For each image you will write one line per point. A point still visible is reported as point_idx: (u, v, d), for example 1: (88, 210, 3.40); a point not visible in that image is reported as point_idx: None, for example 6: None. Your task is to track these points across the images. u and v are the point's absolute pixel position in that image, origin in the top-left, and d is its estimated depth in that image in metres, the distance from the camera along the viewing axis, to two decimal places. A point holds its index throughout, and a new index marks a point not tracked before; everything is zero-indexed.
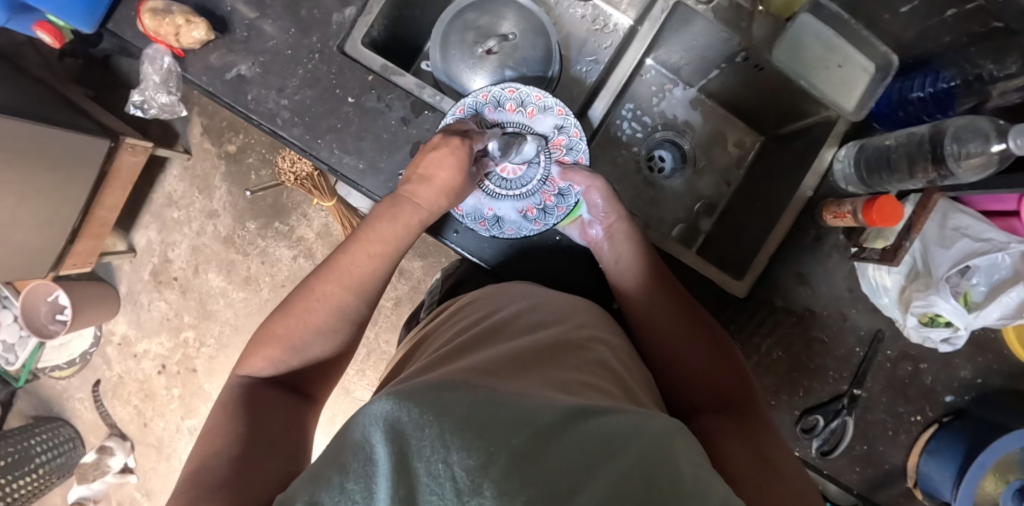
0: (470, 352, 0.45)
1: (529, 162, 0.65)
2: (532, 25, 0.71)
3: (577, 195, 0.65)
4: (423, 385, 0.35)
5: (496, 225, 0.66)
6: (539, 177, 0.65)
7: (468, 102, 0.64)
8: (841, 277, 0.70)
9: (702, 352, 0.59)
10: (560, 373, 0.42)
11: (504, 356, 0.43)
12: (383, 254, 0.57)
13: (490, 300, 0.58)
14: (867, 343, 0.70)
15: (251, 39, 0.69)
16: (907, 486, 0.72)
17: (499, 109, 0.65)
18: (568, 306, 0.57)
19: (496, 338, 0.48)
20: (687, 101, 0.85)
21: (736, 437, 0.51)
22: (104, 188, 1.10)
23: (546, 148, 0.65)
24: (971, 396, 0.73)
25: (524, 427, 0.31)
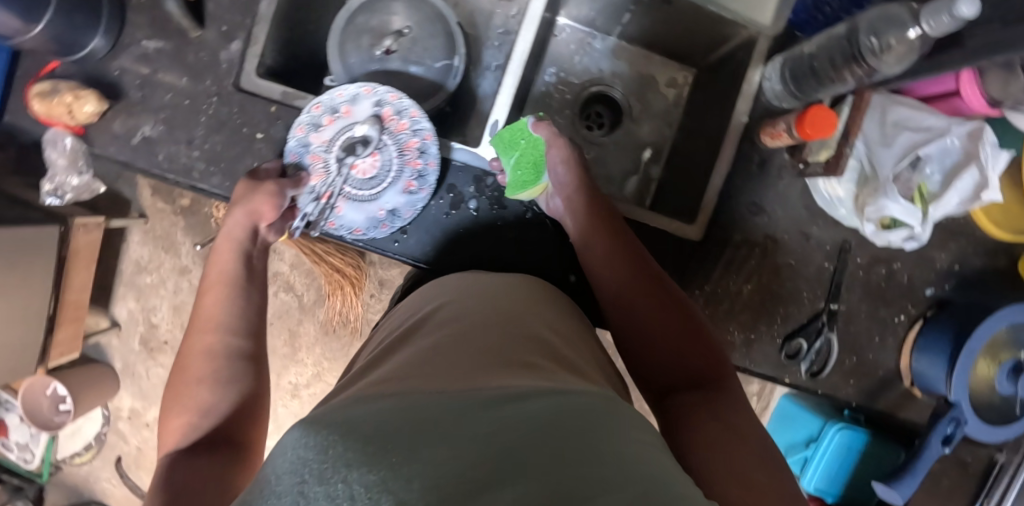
0: (400, 361, 0.45)
1: (379, 149, 0.63)
2: (424, 15, 0.68)
3: (436, 145, 0.63)
4: (336, 416, 0.34)
5: (396, 217, 0.63)
6: (395, 152, 0.63)
7: (293, 144, 0.62)
8: (795, 197, 0.68)
9: (661, 315, 0.56)
10: (487, 365, 0.42)
11: (431, 360, 0.43)
12: (228, 284, 0.56)
13: (428, 300, 0.57)
14: (834, 256, 0.69)
15: (148, 97, 0.67)
16: (906, 387, 0.73)
17: (320, 129, 0.63)
18: (507, 297, 0.55)
19: (428, 340, 0.48)
20: (609, 51, 0.81)
21: (705, 400, 0.49)
22: (67, 273, 1.09)
23: (384, 127, 0.63)
24: (951, 285, 0.73)
25: (436, 438, 0.31)
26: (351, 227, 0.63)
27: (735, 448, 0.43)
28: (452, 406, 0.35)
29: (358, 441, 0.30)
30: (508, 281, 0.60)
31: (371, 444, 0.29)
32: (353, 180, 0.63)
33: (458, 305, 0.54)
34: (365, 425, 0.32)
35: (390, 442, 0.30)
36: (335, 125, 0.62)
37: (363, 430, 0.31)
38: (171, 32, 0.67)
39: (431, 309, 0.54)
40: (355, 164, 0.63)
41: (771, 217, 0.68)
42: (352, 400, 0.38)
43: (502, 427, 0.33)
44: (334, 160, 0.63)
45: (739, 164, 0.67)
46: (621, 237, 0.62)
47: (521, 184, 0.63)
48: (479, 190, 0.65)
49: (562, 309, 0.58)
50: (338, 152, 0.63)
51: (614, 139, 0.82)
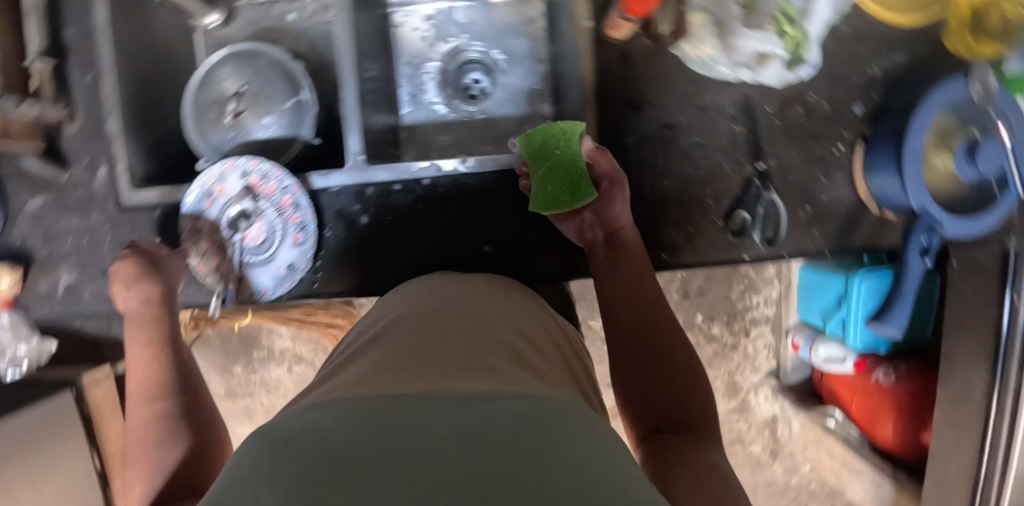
0: (381, 356, 0.43)
1: (260, 215, 0.65)
2: (254, 66, 0.69)
3: (306, 194, 0.64)
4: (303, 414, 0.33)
5: (295, 271, 0.65)
6: (273, 213, 0.64)
7: (185, 233, 0.65)
8: (674, 76, 0.64)
9: (653, 349, 0.56)
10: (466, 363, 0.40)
11: (409, 359, 0.41)
12: (159, 353, 0.59)
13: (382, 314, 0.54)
14: (741, 117, 0.65)
15: (53, 251, 0.70)
16: (877, 214, 0.69)
17: (204, 214, 0.65)
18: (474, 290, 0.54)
19: (408, 332, 0.46)
20: (453, 16, 0.79)
21: (691, 449, 0.47)
22: (98, 428, 1.15)
23: (258, 194, 0.64)
24: (881, 92, 0.67)
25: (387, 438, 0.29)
26: (260, 290, 0.65)
27: (704, 477, 0.42)
28: (416, 400, 0.33)
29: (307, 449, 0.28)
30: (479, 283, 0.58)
31: (318, 451, 0.28)
32: (246, 250, 0.65)
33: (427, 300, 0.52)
34: (323, 428, 0.31)
35: (340, 447, 0.28)
36: (214, 206, 0.65)
37: (315, 437, 0.30)
38: (46, 183, 0.69)
39: (398, 308, 0.52)
40: (243, 236, 0.65)
41: (659, 106, 0.64)
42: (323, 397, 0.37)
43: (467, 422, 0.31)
44: (225, 239, 0.65)
45: (605, 69, 0.64)
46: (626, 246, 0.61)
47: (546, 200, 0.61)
48: (363, 204, 0.65)
49: (531, 316, 0.56)
50: (226, 229, 0.65)
51: (497, 97, 0.79)
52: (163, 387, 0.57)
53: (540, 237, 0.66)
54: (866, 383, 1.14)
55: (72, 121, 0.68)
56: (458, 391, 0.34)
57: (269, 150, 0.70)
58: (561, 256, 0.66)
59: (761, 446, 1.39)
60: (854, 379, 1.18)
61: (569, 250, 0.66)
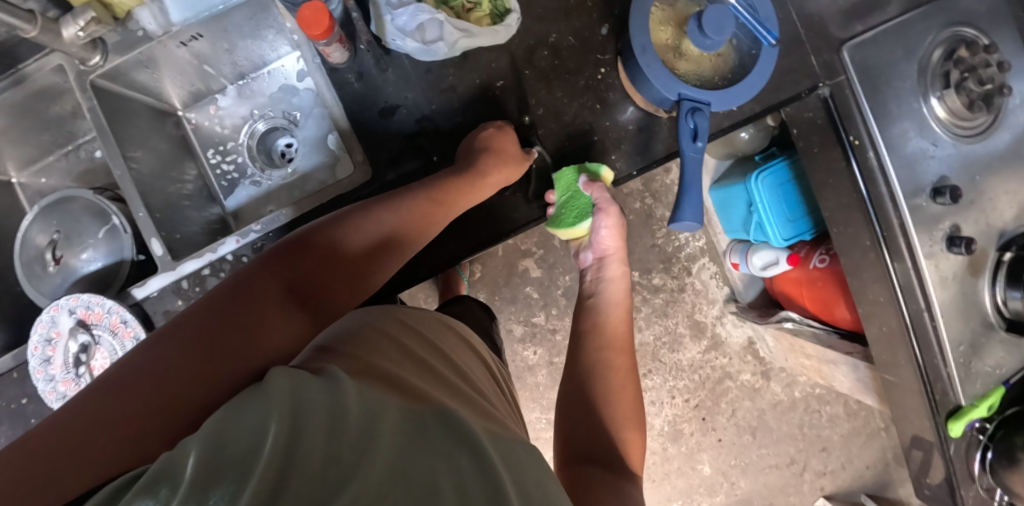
0: (375, 348, 0.47)
1: (99, 343, 0.67)
2: (58, 212, 0.73)
3: (128, 309, 0.67)
4: (330, 372, 0.38)
5: None
6: (109, 337, 0.67)
7: (41, 385, 0.68)
8: (412, 71, 0.66)
9: (596, 394, 0.64)
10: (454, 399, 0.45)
11: (404, 372, 0.45)
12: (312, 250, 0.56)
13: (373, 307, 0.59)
14: (493, 82, 0.67)
15: None
16: (668, 116, 0.68)
17: (52, 359, 0.68)
18: (430, 322, 0.58)
19: (404, 339, 0.51)
20: (239, 96, 0.83)
21: (610, 474, 0.56)
22: None
23: (90, 325, 0.67)
24: (619, 7, 0.68)
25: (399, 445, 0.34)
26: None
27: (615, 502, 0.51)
28: (422, 418, 0.38)
29: (341, 412, 0.34)
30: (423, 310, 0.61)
31: (349, 422, 0.34)
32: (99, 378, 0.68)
33: (396, 313, 0.55)
34: (355, 400, 0.36)
35: (367, 428, 0.34)
36: (56, 350, 0.68)
37: (322, 411, 0.34)
38: None
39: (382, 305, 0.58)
40: (90, 368, 0.68)
41: (414, 102, 0.66)
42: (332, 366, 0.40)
43: (455, 444, 0.37)
44: (78, 375, 0.68)
45: (349, 90, 0.66)
46: (605, 320, 0.70)
47: (562, 217, 0.69)
48: (184, 296, 0.68)
49: (465, 352, 0.59)
50: (76, 365, 0.68)
51: (303, 150, 0.82)
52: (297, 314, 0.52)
53: None
54: (806, 274, 1.10)
55: None
56: (442, 418, 0.39)
57: (103, 280, 0.73)
58: None
59: (751, 372, 1.35)
60: (797, 275, 1.13)
61: None
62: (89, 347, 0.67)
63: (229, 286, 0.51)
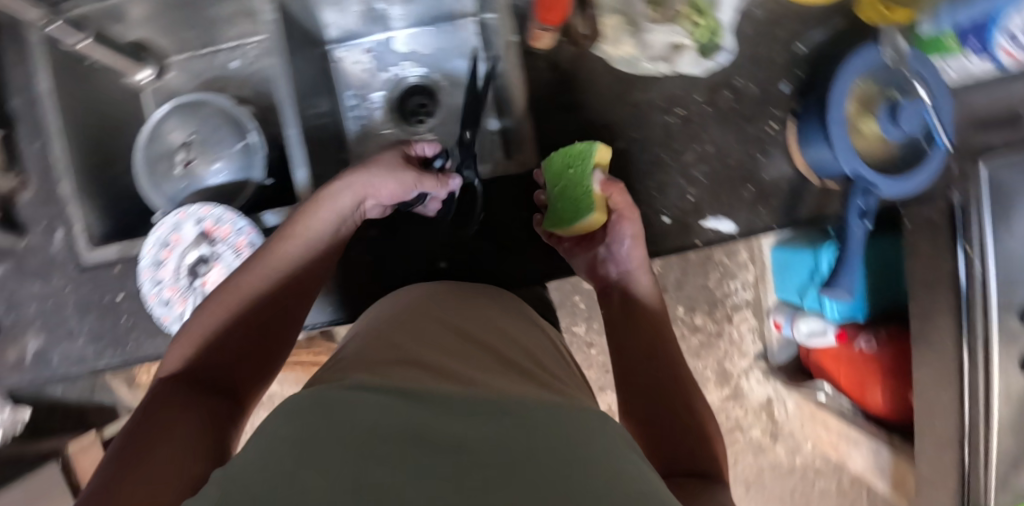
0: (395, 352, 0.47)
1: (218, 259, 0.66)
2: (198, 115, 0.71)
3: (261, 234, 0.65)
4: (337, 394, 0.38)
5: None
6: (231, 257, 0.65)
7: (145, 287, 0.65)
8: (602, 76, 0.67)
9: (677, 418, 0.53)
10: (485, 386, 0.43)
11: (430, 365, 0.45)
12: (269, 256, 0.58)
13: (399, 301, 0.59)
14: (673, 107, 0.68)
15: (18, 318, 0.70)
16: (819, 185, 0.70)
17: (162, 264, 0.65)
18: (478, 313, 0.57)
19: (425, 339, 0.50)
20: (392, 46, 0.82)
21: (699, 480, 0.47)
22: None
23: (214, 239, 0.65)
24: (804, 69, 0.70)
25: (417, 451, 0.33)
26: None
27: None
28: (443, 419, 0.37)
29: (350, 436, 0.34)
30: (462, 293, 0.60)
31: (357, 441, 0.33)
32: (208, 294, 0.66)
33: (420, 310, 0.55)
34: (363, 419, 0.35)
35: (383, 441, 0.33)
36: (172, 256, 0.65)
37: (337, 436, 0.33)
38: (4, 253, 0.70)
39: (415, 301, 0.58)
40: (202, 281, 0.66)
41: (592, 107, 0.67)
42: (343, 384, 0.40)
43: (487, 438, 0.36)
44: (186, 286, 0.66)
45: (538, 78, 0.67)
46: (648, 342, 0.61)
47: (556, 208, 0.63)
48: None
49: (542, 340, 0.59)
50: (188, 276, 0.66)
51: (441, 118, 0.81)
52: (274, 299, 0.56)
53: (490, 247, 0.67)
54: (850, 354, 1.11)
55: (24, 187, 0.69)
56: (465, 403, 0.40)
57: (224, 195, 0.70)
58: (511, 262, 0.67)
59: (761, 428, 1.39)
60: (839, 351, 1.14)
61: (515, 254, 0.67)
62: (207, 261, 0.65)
63: (205, 322, 0.54)
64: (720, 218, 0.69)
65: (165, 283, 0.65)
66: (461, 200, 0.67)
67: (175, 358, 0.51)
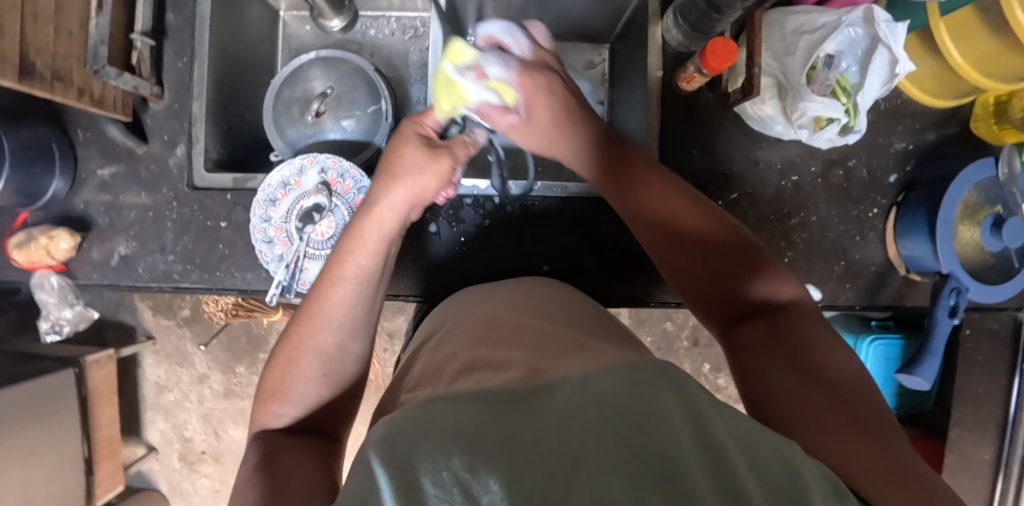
0: (458, 361, 0.45)
1: (331, 212, 0.67)
2: (341, 72, 0.73)
3: None
4: (414, 405, 0.36)
5: None
6: (345, 213, 0.67)
7: (255, 220, 0.67)
8: (733, 128, 0.71)
9: (734, 288, 0.50)
10: (550, 364, 0.40)
11: (512, 352, 0.44)
12: (335, 279, 0.54)
13: (491, 298, 0.57)
14: (789, 173, 0.71)
15: (115, 220, 0.71)
16: (903, 275, 0.73)
17: (277, 203, 0.67)
18: (546, 302, 0.54)
19: (485, 339, 0.47)
20: None
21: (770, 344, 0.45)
22: (93, 409, 1.11)
23: (333, 192, 0.67)
24: (913, 165, 0.74)
25: (510, 436, 0.32)
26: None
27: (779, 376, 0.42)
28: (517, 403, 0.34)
29: (441, 432, 0.32)
30: (534, 288, 0.58)
31: (446, 435, 0.32)
32: (312, 242, 0.67)
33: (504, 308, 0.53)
34: (447, 414, 0.34)
35: (476, 437, 0.32)
36: (288, 198, 0.67)
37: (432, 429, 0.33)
38: (121, 154, 0.71)
39: (508, 298, 0.56)
40: (312, 229, 0.67)
41: (714, 154, 0.71)
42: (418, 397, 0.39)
43: (574, 408, 0.33)
44: (294, 231, 0.67)
45: (672, 116, 0.70)
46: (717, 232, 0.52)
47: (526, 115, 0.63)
48: (434, 212, 0.69)
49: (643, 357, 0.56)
50: (298, 220, 0.67)
51: None
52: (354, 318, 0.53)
53: (593, 261, 0.69)
54: None
55: (160, 98, 0.71)
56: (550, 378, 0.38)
57: (345, 151, 0.73)
58: (607, 279, 0.69)
59: None
60: None
61: (614, 273, 0.69)
62: (321, 211, 0.67)
63: (283, 352, 0.52)
64: (808, 286, 0.72)
65: (275, 221, 0.67)
66: (575, 211, 0.70)
67: (266, 397, 0.51)
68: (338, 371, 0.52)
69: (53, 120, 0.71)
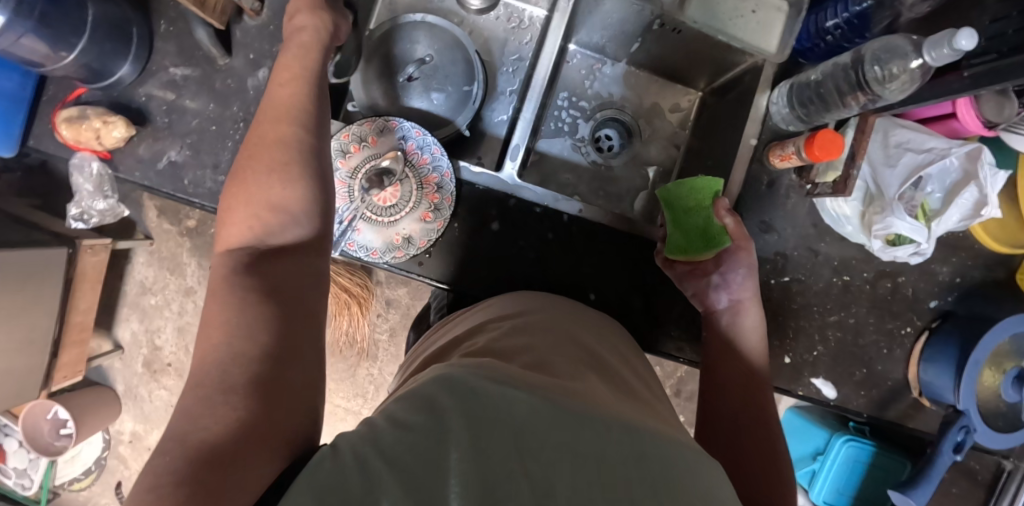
0: (524, 354, 0.47)
1: (400, 180, 0.65)
2: (445, 43, 0.73)
3: (452, 182, 0.66)
4: (492, 377, 0.39)
5: (409, 246, 0.65)
6: (414, 185, 0.65)
7: None
8: (804, 214, 0.71)
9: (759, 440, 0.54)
10: (618, 401, 0.43)
11: (588, 377, 0.45)
12: (288, 110, 0.53)
13: (552, 305, 0.60)
14: (842, 272, 0.73)
15: (174, 123, 0.68)
16: (914, 397, 0.75)
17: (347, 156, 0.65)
18: (597, 323, 0.59)
19: (551, 346, 0.49)
20: (617, 76, 0.85)
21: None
22: (74, 292, 1.06)
23: (408, 160, 0.66)
24: (954, 296, 0.75)
25: (575, 457, 0.34)
26: (367, 249, 0.65)
27: None
28: (579, 413, 0.37)
29: (519, 423, 0.35)
30: (586, 312, 0.61)
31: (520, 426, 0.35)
32: (369, 204, 0.65)
33: (574, 324, 0.56)
34: (525, 404, 0.37)
35: (532, 435, 0.35)
36: (361, 154, 0.65)
37: (517, 410, 0.36)
38: (199, 59, 0.68)
39: (565, 310, 0.59)
40: (377, 193, 0.65)
41: (779, 233, 0.71)
42: (490, 365, 0.42)
43: (633, 460, 0.35)
44: (357, 187, 0.65)
45: (752, 185, 0.71)
46: (748, 369, 0.61)
47: (681, 245, 0.64)
48: (501, 211, 0.69)
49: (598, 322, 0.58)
50: (364, 179, 0.65)
51: (624, 158, 0.84)
52: (297, 139, 0.51)
53: (638, 304, 0.70)
54: None
55: (256, 15, 0.68)
56: (628, 419, 0.40)
57: (426, 122, 0.73)
58: (647, 323, 0.70)
59: None
60: None
61: (654, 320, 0.70)
62: (391, 178, 0.65)
63: (232, 197, 0.49)
64: (826, 383, 0.73)
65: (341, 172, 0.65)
66: (636, 249, 0.70)
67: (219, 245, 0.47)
68: (284, 188, 0.49)
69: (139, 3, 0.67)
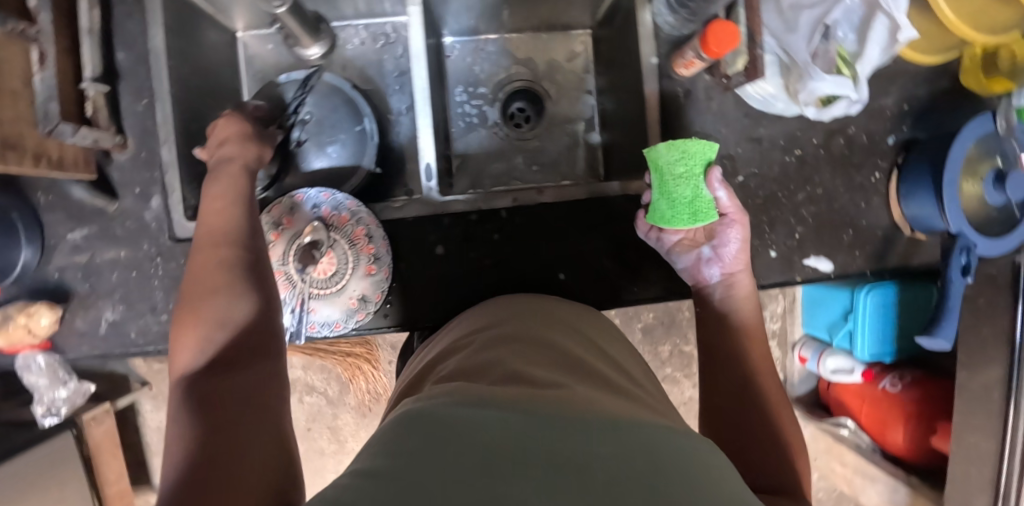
0: (495, 369, 0.45)
1: (331, 247, 0.63)
2: (320, 95, 0.73)
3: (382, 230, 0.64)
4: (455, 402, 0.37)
5: (367, 303, 0.63)
6: (346, 245, 0.63)
7: None
8: (731, 110, 0.69)
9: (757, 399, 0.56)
10: (594, 396, 0.41)
11: (560, 378, 0.44)
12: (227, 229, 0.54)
13: (511, 313, 0.58)
14: (792, 147, 0.70)
15: (96, 286, 0.66)
16: (909, 236, 0.73)
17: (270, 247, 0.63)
18: (569, 319, 0.58)
19: (525, 355, 0.47)
20: (503, 49, 0.82)
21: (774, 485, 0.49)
22: (97, 467, 1.06)
23: (330, 225, 0.63)
24: (909, 124, 0.73)
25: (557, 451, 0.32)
26: (330, 324, 0.63)
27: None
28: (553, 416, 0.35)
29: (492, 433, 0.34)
30: (551, 306, 0.60)
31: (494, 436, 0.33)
32: (311, 282, 0.63)
33: (537, 325, 0.54)
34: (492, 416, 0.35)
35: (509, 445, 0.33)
36: (283, 238, 0.63)
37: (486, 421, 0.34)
38: (91, 213, 0.66)
39: (527, 311, 0.58)
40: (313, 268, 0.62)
41: (715, 138, 0.69)
42: (455, 390, 0.40)
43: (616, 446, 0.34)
44: (292, 270, 0.63)
45: (670, 104, 0.68)
46: (738, 326, 0.63)
47: (668, 213, 0.61)
48: (440, 233, 0.67)
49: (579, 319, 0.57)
50: (296, 260, 0.63)
51: (543, 125, 0.81)
52: (239, 257, 0.53)
53: (610, 263, 0.68)
54: (874, 392, 1.11)
55: (124, 148, 0.65)
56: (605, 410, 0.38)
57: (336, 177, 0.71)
58: (626, 278, 0.68)
59: None
60: (862, 388, 1.14)
61: (631, 272, 0.68)
62: (320, 248, 0.62)
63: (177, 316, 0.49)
64: (821, 258, 0.71)
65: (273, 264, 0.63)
66: (586, 212, 0.68)
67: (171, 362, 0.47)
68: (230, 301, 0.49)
69: (9, 186, 0.65)
